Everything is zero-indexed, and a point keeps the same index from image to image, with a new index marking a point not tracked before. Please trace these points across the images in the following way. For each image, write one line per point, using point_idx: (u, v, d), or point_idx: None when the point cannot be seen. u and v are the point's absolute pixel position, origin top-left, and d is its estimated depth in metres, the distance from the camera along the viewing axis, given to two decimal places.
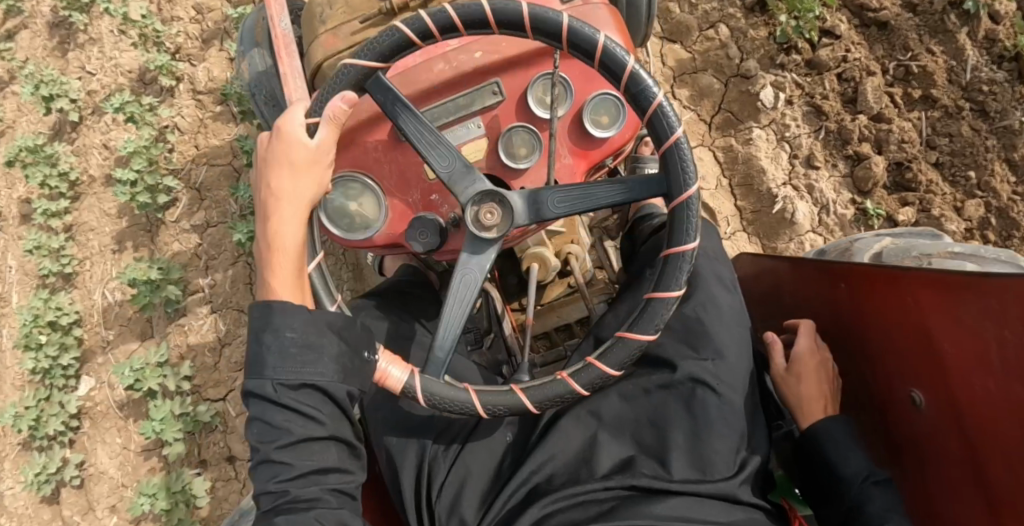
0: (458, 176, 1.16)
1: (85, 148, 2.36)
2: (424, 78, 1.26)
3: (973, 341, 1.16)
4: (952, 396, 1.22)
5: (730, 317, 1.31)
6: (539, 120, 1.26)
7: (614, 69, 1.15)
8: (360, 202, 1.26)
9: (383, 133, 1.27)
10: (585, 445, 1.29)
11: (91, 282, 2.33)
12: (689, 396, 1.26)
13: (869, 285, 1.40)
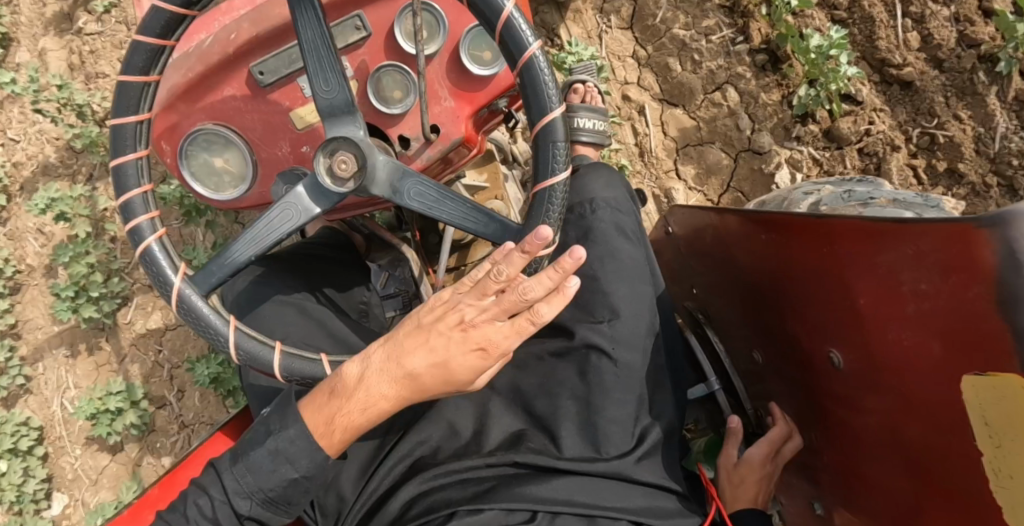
0: (292, 210, 0.92)
1: (18, 234, 1.80)
2: (278, 14, 1.00)
3: (890, 293, 0.85)
4: (876, 365, 0.91)
5: (632, 272, 1.00)
6: (408, 56, 0.97)
7: (486, 15, 0.86)
8: (226, 156, 1.05)
9: (240, 84, 1.02)
10: (474, 416, 1.00)
11: (48, 390, 1.82)
12: (583, 365, 0.97)
13: (791, 236, 0.99)
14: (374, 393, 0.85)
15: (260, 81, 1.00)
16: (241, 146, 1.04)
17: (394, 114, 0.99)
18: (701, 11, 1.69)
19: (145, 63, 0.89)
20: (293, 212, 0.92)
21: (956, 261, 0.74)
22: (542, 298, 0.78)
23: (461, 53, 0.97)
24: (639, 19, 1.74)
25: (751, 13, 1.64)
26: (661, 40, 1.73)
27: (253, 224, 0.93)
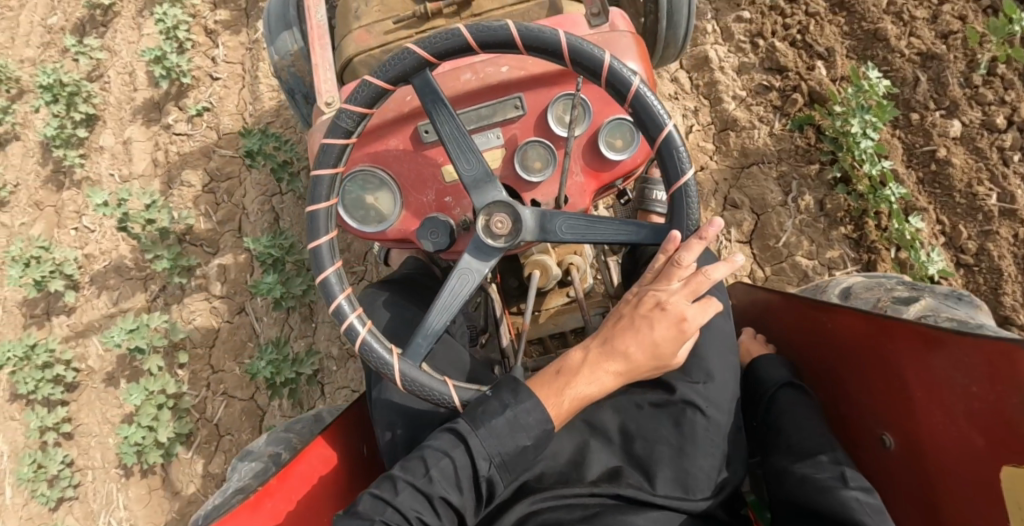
0: (472, 272, 1.08)
1: (83, 331, 2.24)
2: (450, 86, 1.15)
3: (939, 388, 1.02)
4: (919, 444, 1.06)
5: (720, 340, 1.19)
6: (555, 136, 1.15)
7: (619, 92, 1.04)
8: (377, 195, 1.19)
9: (405, 137, 1.18)
10: (577, 451, 1.18)
11: (93, 501, 2.13)
12: (677, 418, 1.14)
13: (848, 330, 1.17)
14: (597, 373, 1.06)
15: (423, 138, 1.18)
16: (396, 189, 1.19)
17: (532, 182, 1.14)
18: (826, 240, 1.83)
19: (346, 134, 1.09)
20: (469, 276, 1.09)
21: (1001, 367, 0.92)
22: (711, 265, 1.06)
23: (598, 137, 1.15)
24: (760, 236, 1.88)
25: (878, 250, 1.78)
26: (782, 263, 1.85)
27: (440, 293, 1.09)
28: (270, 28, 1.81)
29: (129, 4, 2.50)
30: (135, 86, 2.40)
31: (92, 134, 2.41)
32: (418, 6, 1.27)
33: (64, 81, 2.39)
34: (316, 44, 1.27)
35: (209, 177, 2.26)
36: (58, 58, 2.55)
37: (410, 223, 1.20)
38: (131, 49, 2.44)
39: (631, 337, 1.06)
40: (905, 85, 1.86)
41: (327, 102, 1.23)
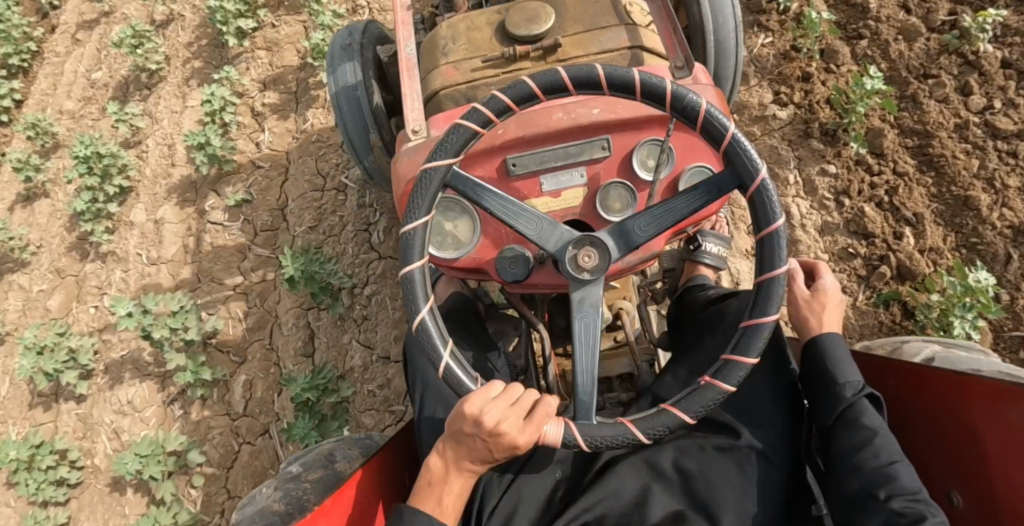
0: (547, 235, 1.10)
1: (94, 429, 2.12)
2: (541, 123, 1.19)
3: (1016, 442, 1.03)
4: (995, 503, 1.06)
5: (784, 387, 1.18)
6: (638, 180, 1.18)
7: (742, 177, 1.05)
8: (456, 223, 1.22)
9: (492, 169, 1.21)
10: (638, 488, 1.14)
11: None
12: (742, 462, 1.13)
13: (915, 387, 1.18)
14: (448, 493, 1.06)
15: (510, 171, 1.20)
16: (476, 219, 1.21)
17: (611, 221, 1.17)
18: None
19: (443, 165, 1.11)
20: (528, 218, 1.10)
21: None
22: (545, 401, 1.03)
23: (678, 182, 1.18)
24: None
25: None
26: None
27: (513, 201, 1.11)
28: (332, 60, 1.90)
29: (177, 70, 2.48)
30: (174, 161, 2.35)
31: (123, 204, 2.35)
32: (506, 48, 1.35)
33: (100, 156, 2.34)
34: (405, 75, 1.35)
35: (242, 276, 2.16)
36: (95, 118, 2.53)
37: (490, 250, 1.22)
38: (174, 119, 2.40)
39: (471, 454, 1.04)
40: (996, 260, 1.80)
41: (413, 130, 1.28)
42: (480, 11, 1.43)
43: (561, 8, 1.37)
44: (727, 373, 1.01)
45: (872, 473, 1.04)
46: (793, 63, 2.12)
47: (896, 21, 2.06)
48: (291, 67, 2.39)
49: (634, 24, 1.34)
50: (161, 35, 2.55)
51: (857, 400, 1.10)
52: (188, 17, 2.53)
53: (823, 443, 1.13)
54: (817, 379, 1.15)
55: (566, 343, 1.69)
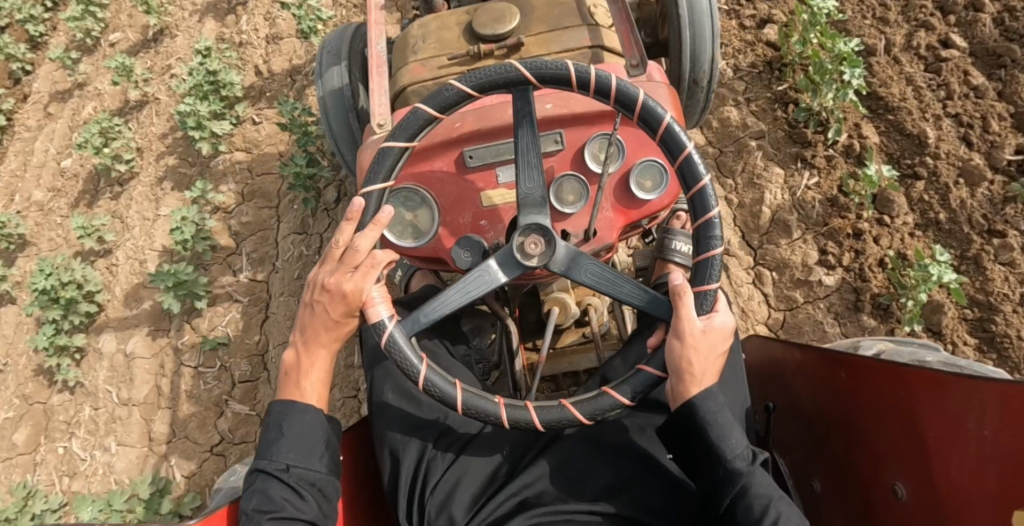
0: (530, 202, 1.11)
1: None
2: (498, 117, 1.25)
3: (957, 434, 1.06)
4: (935, 492, 1.09)
5: (730, 376, 1.18)
6: (590, 172, 1.21)
7: (687, 179, 1.08)
8: (416, 212, 1.26)
9: (449, 161, 1.25)
10: (579, 470, 1.15)
11: None
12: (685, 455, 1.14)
13: (862, 378, 1.20)
14: (311, 369, 1.13)
15: (468, 162, 1.24)
16: (434, 206, 1.25)
17: (567, 212, 1.20)
18: None
19: (412, 133, 1.13)
20: (533, 173, 1.12)
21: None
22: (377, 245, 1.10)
23: (630, 176, 1.21)
24: None
25: None
26: None
27: (535, 155, 1.12)
28: (321, 62, 1.92)
29: (150, 165, 2.34)
30: (145, 279, 2.17)
31: (91, 328, 2.16)
32: (472, 46, 1.39)
33: (62, 284, 2.14)
34: (374, 72, 1.38)
35: (220, 438, 1.99)
36: (64, 214, 2.39)
37: (448, 241, 1.26)
38: (145, 228, 2.24)
39: (321, 326, 1.12)
40: None
41: (378, 123, 1.32)
42: (451, 11, 1.48)
43: (527, 8, 1.41)
44: (658, 361, 1.05)
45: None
46: (842, 217, 1.86)
47: (956, 158, 1.83)
48: (272, 174, 2.27)
49: (597, 25, 1.38)
50: (136, 123, 2.43)
51: (748, 477, 1.01)
52: (163, 101, 2.42)
53: (718, 521, 1.05)
54: (700, 452, 1.06)
55: (535, 338, 1.73)
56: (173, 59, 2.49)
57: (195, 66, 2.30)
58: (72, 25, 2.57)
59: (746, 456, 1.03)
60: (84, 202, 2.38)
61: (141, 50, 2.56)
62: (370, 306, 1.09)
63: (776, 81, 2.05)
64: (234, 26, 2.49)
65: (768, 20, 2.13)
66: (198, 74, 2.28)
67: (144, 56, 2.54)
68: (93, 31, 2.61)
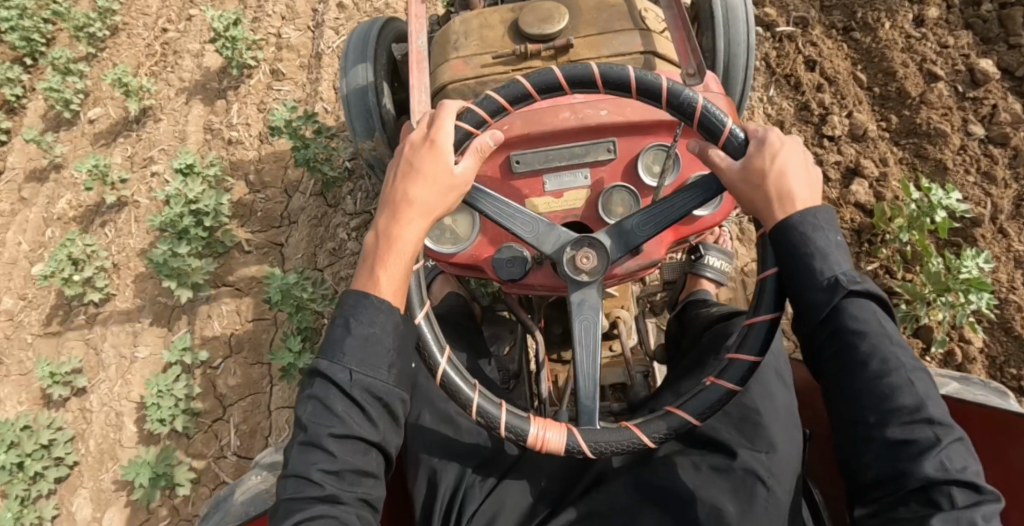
0: (545, 236, 1.06)
1: None
2: (549, 122, 1.17)
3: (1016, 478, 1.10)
4: None
5: (786, 413, 1.09)
6: (643, 185, 1.16)
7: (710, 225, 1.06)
8: (456, 218, 1.20)
9: (495, 166, 1.18)
10: (626, 507, 1.07)
11: None
12: (741, 490, 1.01)
13: None
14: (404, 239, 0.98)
15: (514, 168, 1.17)
16: (473, 213, 1.19)
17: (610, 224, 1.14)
18: None
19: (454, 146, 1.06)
20: (522, 221, 1.07)
21: None
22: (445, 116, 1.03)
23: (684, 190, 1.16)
24: None
25: None
26: None
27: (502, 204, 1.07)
28: (345, 59, 1.85)
29: (127, 287, 2.15)
30: (121, 439, 1.95)
31: (60, 489, 1.94)
32: (518, 45, 1.33)
33: (28, 454, 1.94)
34: (414, 68, 1.32)
35: None
36: (34, 332, 2.18)
37: (488, 254, 1.20)
38: (121, 367, 2.04)
39: (423, 185, 0.99)
40: None
41: (418, 120, 1.25)
42: (493, 8, 1.42)
43: (574, 8, 1.36)
44: (733, 374, 0.99)
45: (872, 398, 0.89)
46: None
47: None
48: (266, 321, 2.04)
49: (648, 30, 1.33)
50: (108, 241, 2.22)
51: (844, 306, 0.91)
52: (142, 204, 2.24)
53: (812, 344, 0.95)
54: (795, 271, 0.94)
55: (562, 350, 1.67)
56: (155, 150, 2.32)
57: (171, 193, 2.06)
58: (50, 95, 2.41)
59: (856, 278, 0.93)
60: (57, 320, 2.18)
61: (120, 134, 2.41)
62: (547, 441, 0.99)
63: (865, 257, 1.89)
64: (225, 113, 2.35)
65: (858, 169, 1.98)
66: (178, 204, 2.04)
67: (125, 144, 2.38)
68: (72, 102, 2.46)
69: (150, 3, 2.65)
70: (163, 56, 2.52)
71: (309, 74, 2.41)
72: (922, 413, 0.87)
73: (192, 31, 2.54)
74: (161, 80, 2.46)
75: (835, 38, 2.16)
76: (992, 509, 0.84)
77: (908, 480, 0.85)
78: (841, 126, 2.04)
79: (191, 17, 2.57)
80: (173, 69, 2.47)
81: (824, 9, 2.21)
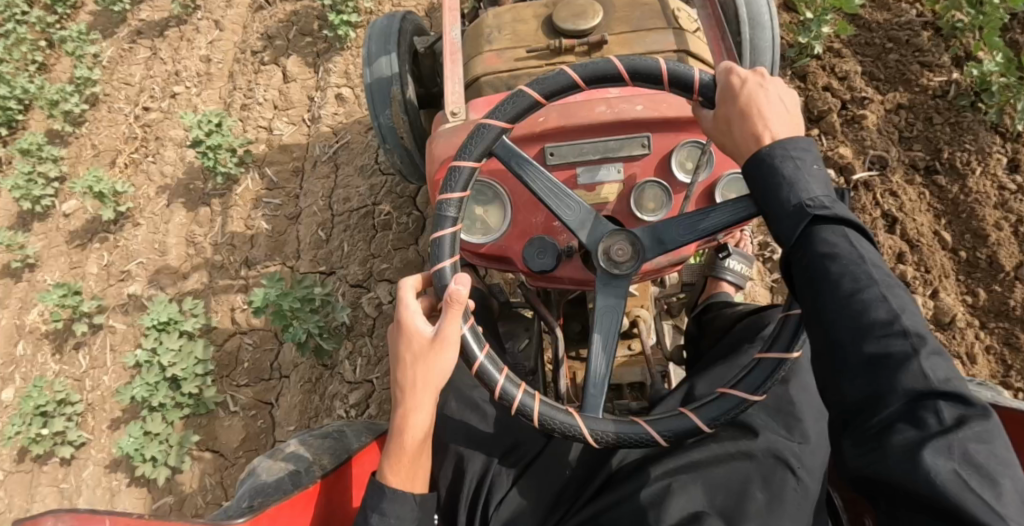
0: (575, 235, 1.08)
1: None
2: (584, 114, 1.16)
3: None
4: None
5: (813, 403, 1.09)
6: (676, 182, 1.17)
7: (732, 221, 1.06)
8: (487, 208, 1.20)
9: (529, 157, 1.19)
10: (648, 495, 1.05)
11: None
12: (768, 475, 1.01)
13: None
14: (415, 424, 1.02)
15: (547, 160, 1.17)
16: (505, 205, 1.19)
17: (645, 220, 1.16)
18: None
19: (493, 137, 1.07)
20: (609, 314, 1.07)
21: None
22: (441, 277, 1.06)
23: (716, 191, 1.17)
24: None
25: None
26: None
27: (594, 341, 1.07)
28: (369, 49, 1.85)
29: (103, 433, 2.07)
30: None
31: None
32: (552, 40, 1.34)
33: None
34: (448, 59, 1.33)
35: None
36: (6, 469, 2.11)
37: (516, 247, 1.20)
38: None
39: (419, 371, 1.00)
40: None
41: (452, 112, 1.27)
42: (527, 4, 1.43)
43: (608, 6, 1.37)
44: (748, 383, 1.02)
45: (843, 319, 0.80)
46: None
47: None
48: None
49: (682, 29, 1.34)
50: (78, 383, 2.15)
51: (817, 218, 0.85)
52: (119, 329, 2.17)
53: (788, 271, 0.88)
54: (771, 202, 0.89)
55: (580, 348, 1.67)
56: (133, 263, 2.24)
57: (142, 359, 1.98)
58: (17, 194, 2.35)
59: (828, 202, 0.86)
60: (29, 458, 2.10)
61: (97, 235, 2.34)
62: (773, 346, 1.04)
63: None
64: (208, 224, 2.27)
65: None
66: (150, 374, 1.97)
67: (100, 250, 2.31)
68: (41, 199, 2.39)
69: (133, 71, 2.60)
70: (145, 140, 2.45)
71: (302, 181, 2.30)
72: (895, 326, 0.77)
73: (175, 113, 2.47)
74: (140, 181, 2.38)
75: (916, 183, 1.98)
76: (984, 427, 0.71)
77: (888, 397, 0.74)
78: (923, 310, 1.86)
79: (174, 95, 2.50)
80: (155, 159, 2.41)
81: (903, 142, 2.04)
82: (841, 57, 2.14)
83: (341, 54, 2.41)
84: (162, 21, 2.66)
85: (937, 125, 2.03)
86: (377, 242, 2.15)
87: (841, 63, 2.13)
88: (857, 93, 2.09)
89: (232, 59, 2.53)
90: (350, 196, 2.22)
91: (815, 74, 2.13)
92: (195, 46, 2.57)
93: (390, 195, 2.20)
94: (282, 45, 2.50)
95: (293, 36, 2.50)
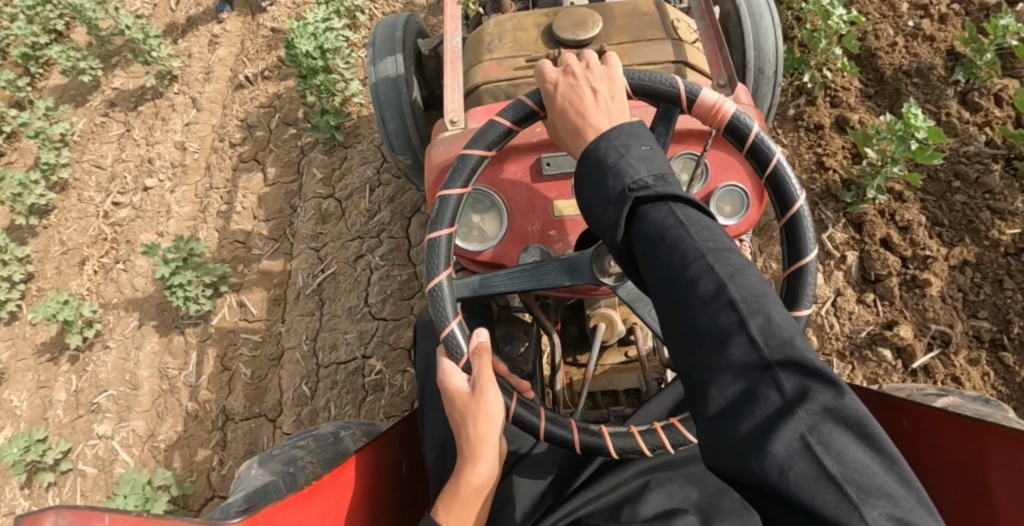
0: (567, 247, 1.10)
1: None
2: None
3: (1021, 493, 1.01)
4: None
5: None
6: None
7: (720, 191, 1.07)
8: (484, 216, 1.22)
9: (526, 167, 1.21)
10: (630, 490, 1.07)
11: None
12: None
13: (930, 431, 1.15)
14: (475, 475, 1.04)
15: (544, 169, 1.20)
16: (502, 214, 1.21)
17: None
18: None
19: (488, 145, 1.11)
20: None
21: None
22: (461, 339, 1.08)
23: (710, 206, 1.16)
24: None
25: None
26: None
27: None
28: (375, 50, 1.86)
29: None
30: None
31: None
32: (550, 50, 1.35)
33: None
34: (448, 67, 1.35)
35: None
36: None
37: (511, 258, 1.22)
38: None
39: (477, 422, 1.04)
40: None
41: (452, 120, 1.28)
42: (528, 13, 1.45)
43: (608, 16, 1.38)
44: None
45: (679, 304, 0.78)
46: None
47: None
48: None
49: (680, 40, 1.35)
50: None
51: (645, 196, 0.85)
52: (89, 473, 2.11)
53: (623, 253, 0.87)
54: (603, 191, 0.89)
55: (576, 355, 1.68)
56: (103, 396, 2.19)
57: None
58: None
59: (652, 180, 0.87)
60: None
61: (65, 353, 2.30)
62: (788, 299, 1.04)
63: None
64: (182, 356, 2.17)
65: None
66: None
67: (69, 374, 2.26)
68: (5, 305, 2.39)
69: (105, 152, 2.60)
70: (115, 243, 2.42)
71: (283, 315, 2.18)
72: (722, 297, 0.76)
73: (147, 211, 2.44)
74: (107, 302, 2.33)
75: (982, 363, 1.72)
76: (828, 395, 0.69)
77: (728, 376, 0.72)
78: None
79: (147, 188, 2.49)
80: (125, 266, 2.37)
81: (967, 308, 1.78)
82: (905, 203, 1.89)
83: (327, 157, 2.39)
84: (136, 91, 2.67)
85: (1008, 290, 1.77)
86: (368, 407, 2.00)
87: (903, 210, 1.88)
88: (921, 250, 1.83)
89: (207, 148, 2.51)
90: (337, 345, 2.09)
91: (874, 223, 1.88)
92: (170, 127, 2.57)
93: (381, 349, 2.06)
94: (263, 136, 2.47)
95: (275, 125, 2.47)
